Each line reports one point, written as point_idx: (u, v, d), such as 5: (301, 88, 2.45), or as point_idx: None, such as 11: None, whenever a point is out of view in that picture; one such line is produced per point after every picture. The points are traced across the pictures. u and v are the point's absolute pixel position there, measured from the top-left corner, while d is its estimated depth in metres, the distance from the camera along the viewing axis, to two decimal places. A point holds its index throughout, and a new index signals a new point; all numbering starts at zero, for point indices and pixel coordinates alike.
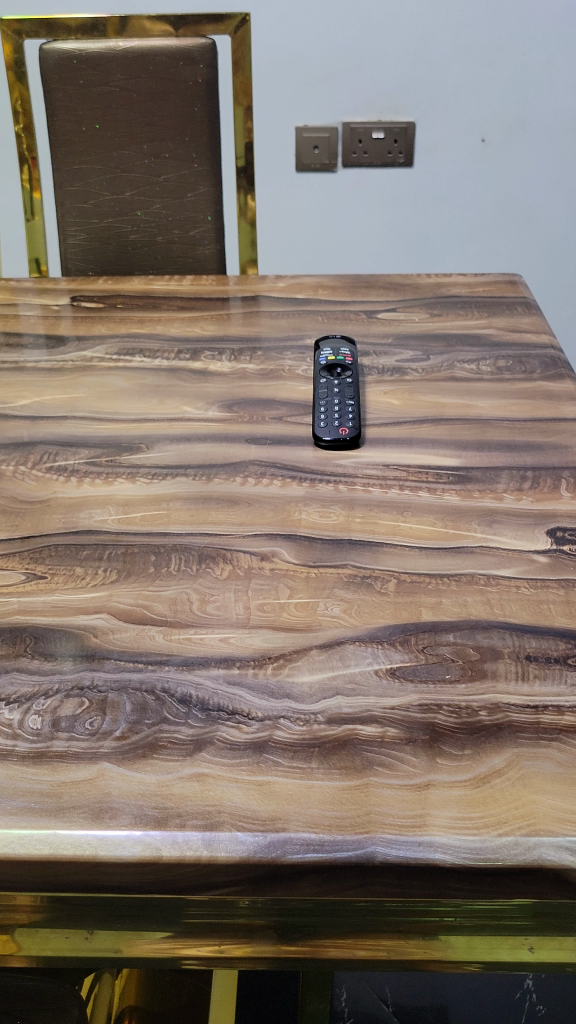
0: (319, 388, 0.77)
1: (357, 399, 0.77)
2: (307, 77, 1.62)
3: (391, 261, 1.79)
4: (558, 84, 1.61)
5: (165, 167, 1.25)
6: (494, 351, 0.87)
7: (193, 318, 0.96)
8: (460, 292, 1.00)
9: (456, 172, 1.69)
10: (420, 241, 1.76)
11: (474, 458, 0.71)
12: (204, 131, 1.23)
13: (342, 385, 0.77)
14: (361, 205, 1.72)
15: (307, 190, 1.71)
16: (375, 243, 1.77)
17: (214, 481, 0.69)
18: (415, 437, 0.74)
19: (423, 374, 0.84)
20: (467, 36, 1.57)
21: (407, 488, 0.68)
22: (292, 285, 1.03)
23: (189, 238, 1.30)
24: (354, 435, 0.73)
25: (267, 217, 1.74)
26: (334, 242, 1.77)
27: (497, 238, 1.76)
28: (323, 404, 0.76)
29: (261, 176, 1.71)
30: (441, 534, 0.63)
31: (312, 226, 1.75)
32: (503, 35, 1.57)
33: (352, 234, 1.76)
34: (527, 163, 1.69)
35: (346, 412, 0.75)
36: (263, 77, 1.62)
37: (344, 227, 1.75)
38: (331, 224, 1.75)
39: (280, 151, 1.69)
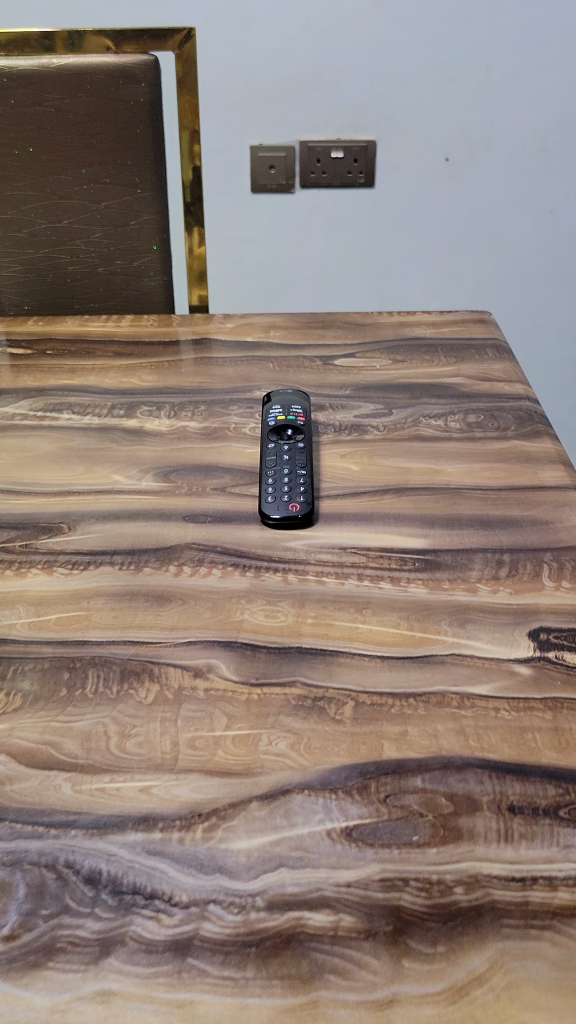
0: (266, 452, 0.68)
1: (310, 468, 0.67)
2: (261, 93, 1.53)
3: (351, 284, 1.71)
4: (524, 101, 1.53)
5: (106, 193, 1.16)
6: (463, 404, 0.79)
7: (130, 366, 0.86)
8: (424, 333, 0.92)
9: (416, 192, 1.61)
10: (381, 262, 1.69)
11: (443, 539, 0.62)
12: (147, 154, 1.14)
13: (293, 450, 0.68)
14: (319, 226, 1.64)
15: (263, 212, 1.63)
16: (331, 265, 1.69)
17: (143, 572, 0.60)
18: (375, 512, 0.65)
19: (385, 432, 0.75)
20: (429, 49, 1.49)
21: (366, 578, 0.59)
22: (242, 326, 0.94)
23: (133, 269, 1.20)
24: (306, 511, 0.64)
25: (220, 239, 1.66)
26: (288, 265, 1.69)
27: (459, 260, 1.69)
28: (270, 474, 0.66)
29: (214, 198, 1.62)
30: (406, 640, 0.54)
31: (266, 249, 1.67)
32: (467, 49, 1.49)
33: (306, 256, 1.68)
34: (492, 183, 1.61)
35: (297, 482, 0.66)
36: (215, 93, 1.53)
37: (299, 249, 1.67)
38: (288, 246, 1.67)
39: (235, 171, 1.59)
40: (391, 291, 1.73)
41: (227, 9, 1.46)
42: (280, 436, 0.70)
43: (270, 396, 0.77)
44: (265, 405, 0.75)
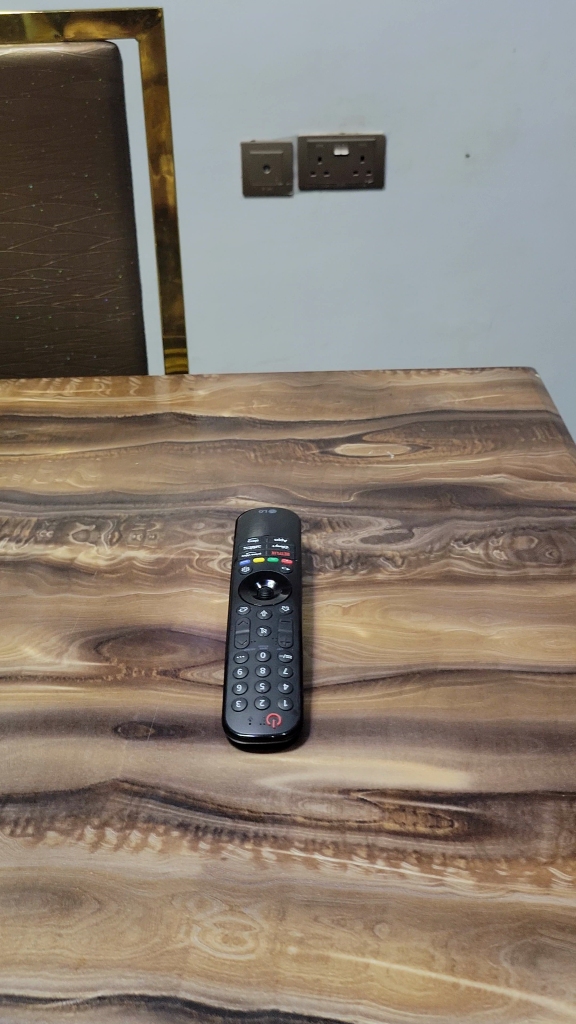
0: (236, 621, 0.49)
1: (298, 646, 0.48)
2: (246, 82, 1.26)
3: (359, 306, 1.44)
4: (559, 86, 1.26)
5: (59, 213, 0.95)
6: (508, 518, 0.58)
7: (68, 457, 0.66)
8: (451, 403, 0.71)
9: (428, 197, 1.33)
10: (391, 277, 1.42)
11: (495, 776, 0.42)
12: (109, 165, 0.93)
13: (275, 618, 0.49)
14: (317, 237, 1.37)
15: (250, 220, 1.36)
16: (336, 286, 1.42)
17: (45, 845, 0.40)
18: (393, 719, 0.45)
19: (404, 566, 0.55)
20: (447, 30, 1.22)
21: (381, 860, 0.39)
22: (217, 396, 0.74)
23: (95, 303, 1.00)
24: (292, 725, 0.44)
25: (198, 255, 1.39)
26: (286, 286, 1.42)
27: (483, 274, 1.42)
28: (241, 662, 0.47)
29: (193, 208, 1.35)
30: (445, 999, 0.34)
31: (257, 267, 1.40)
32: (493, 27, 1.22)
33: (308, 278, 1.41)
34: (519, 183, 1.34)
35: (280, 675, 0.46)
36: (194, 85, 1.26)
37: (297, 268, 1.40)
38: (280, 261, 1.40)
39: (218, 177, 1.33)
40: (408, 315, 1.45)
41: None
42: (256, 592, 0.51)
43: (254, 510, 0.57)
44: (241, 532, 0.55)
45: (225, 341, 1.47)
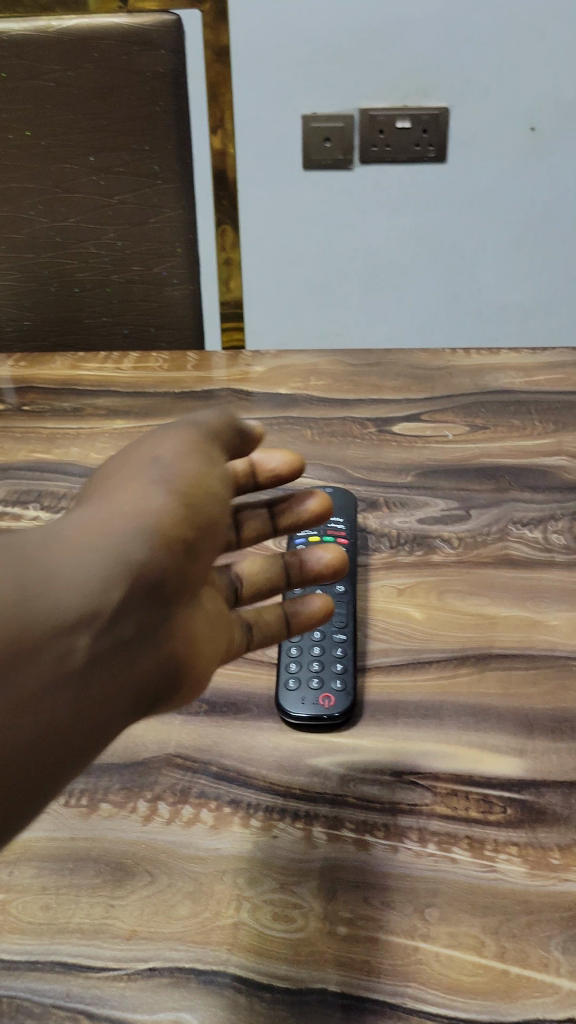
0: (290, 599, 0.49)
1: (352, 628, 0.48)
2: (304, 55, 1.19)
3: (422, 278, 1.39)
4: None
5: (119, 186, 0.95)
6: (567, 502, 0.57)
7: (125, 431, 0.67)
8: (512, 383, 0.70)
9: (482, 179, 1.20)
10: (454, 251, 1.36)
11: (549, 763, 0.42)
12: (169, 138, 0.92)
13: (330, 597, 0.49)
14: (378, 211, 1.32)
15: (309, 193, 1.31)
16: (397, 259, 1.38)
17: (100, 817, 0.40)
18: (447, 703, 0.45)
19: (460, 548, 0.54)
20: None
21: (432, 844, 0.39)
22: (274, 372, 0.73)
23: (153, 276, 1.00)
24: (344, 707, 0.44)
25: (257, 226, 1.35)
26: (346, 258, 1.38)
27: (549, 251, 1.35)
28: (295, 645, 0.47)
29: (252, 180, 1.30)
30: (494, 986, 0.34)
31: (317, 239, 1.36)
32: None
33: (368, 251, 1.37)
34: None
35: (334, 656, 0.46)
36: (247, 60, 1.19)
37: (357, 241, 1.36)
38: (340, 233, 1.35)
39: (277, 152, 1.27)
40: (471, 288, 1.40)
41: None
42: None
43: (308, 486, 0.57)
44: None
45: (284, 308, 1.44)
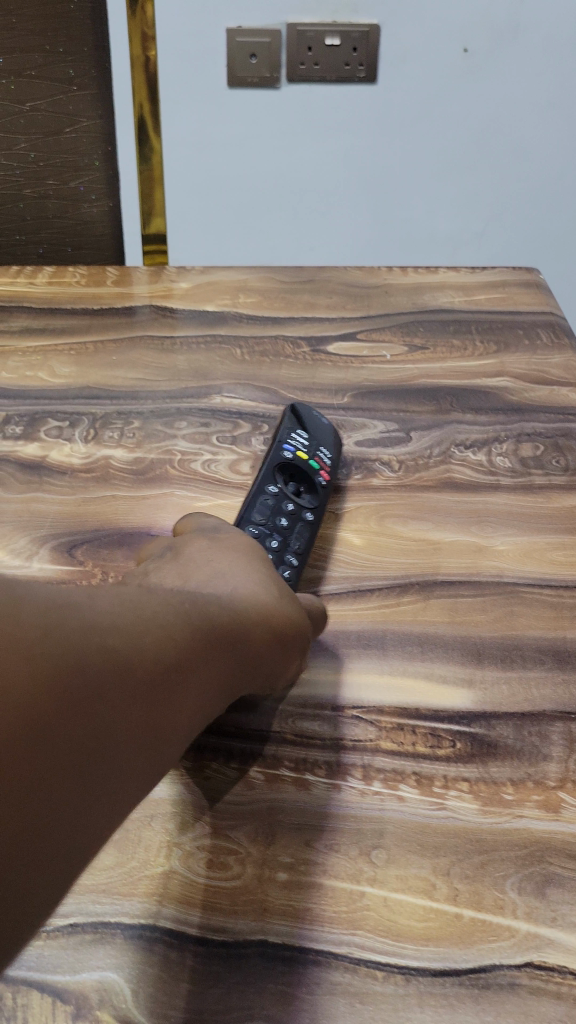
0: (261, 497, 0.46)
1: (305, 557, 0.45)
2: None
3: (350, 215, 1.15)
4: None
5: (31, 91, 0.88)
6: (512, 423, 0.54)
7: (39, 350, 0.62)
8: (450, 302, 0.67)
9: (420, 106, 1.06)
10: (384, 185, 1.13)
11: (500, 694, 0.39)
12: (87, 39, 0.86)
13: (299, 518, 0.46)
14: (288, 134, 1.08)
15: (204, 106, 1.05)
16: (320, 193, 1.13)
17: None
18: (390, 632, 0.42)
19: (401, 471, 0.51)
20: None
21: (378, 782, 0.36)
22: (200, 289, 0.69)
23: (70, 191, 0.95)
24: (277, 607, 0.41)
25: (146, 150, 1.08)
26: (257, 188, 1.12)
27: (490, 179, 1.13)
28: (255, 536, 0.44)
29: None
30: (447, 931, 0.31)
31: (220, 162, 1.10)
32: None
33: (284, 177, 1.12)
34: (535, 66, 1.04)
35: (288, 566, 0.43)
36: None
37: (270, 168, 1.11)
38: (247, 157, 1.10)
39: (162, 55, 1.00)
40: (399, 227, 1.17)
41: None
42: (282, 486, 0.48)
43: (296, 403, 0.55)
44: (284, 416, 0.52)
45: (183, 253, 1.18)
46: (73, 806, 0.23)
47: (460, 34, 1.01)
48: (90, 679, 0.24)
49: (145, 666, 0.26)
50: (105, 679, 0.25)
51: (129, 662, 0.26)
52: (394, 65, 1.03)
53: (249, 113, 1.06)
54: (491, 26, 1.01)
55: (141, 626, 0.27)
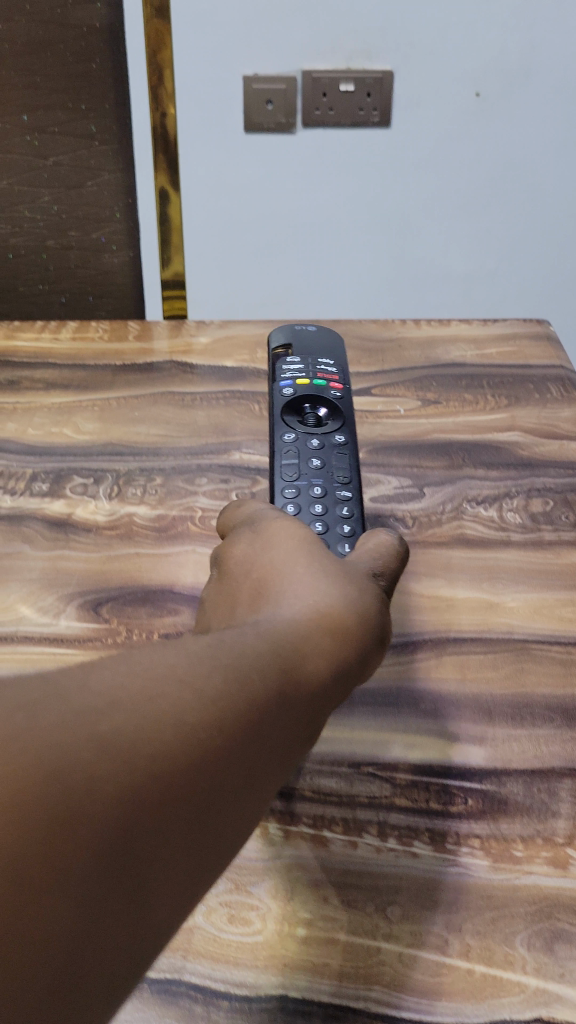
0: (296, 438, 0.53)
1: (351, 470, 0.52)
2: None
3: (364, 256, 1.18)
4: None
5: (54, 147, 0.91)
6: (522, 480, 0.56)
7: (64, 406, 0.64)
8: (462, 356, 0.68)
9: (430, 151, 1.08)
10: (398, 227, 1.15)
11: (510, 751, 0.41)
12: (108, 97, 0.89)
13: (329, 452, 0.53)
14: (303, 182, 1.11)
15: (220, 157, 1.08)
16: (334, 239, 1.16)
17: None
18: (404, 690, 0.43)
19: (415, 527, 0.53)
20: None
21: (392, 838, 0.38)
22: (219, 343, 0.71)
23: (91, 242, 0.97)
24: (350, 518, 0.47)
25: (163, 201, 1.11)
26: (272, 234, 1.15)
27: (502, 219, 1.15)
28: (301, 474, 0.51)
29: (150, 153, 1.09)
30: (460, 986, 0.33)
31: (235, 209, 1.13)
32: None
33: (298, 223, 1.14)
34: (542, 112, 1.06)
35: (334, 496, 0.49)
36: None
37: (285, 215, 1.13)
38: (262, 204, 1.13)
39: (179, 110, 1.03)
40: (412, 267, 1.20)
41: None
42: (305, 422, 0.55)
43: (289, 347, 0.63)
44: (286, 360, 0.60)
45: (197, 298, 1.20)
46: (143, 891, 0.21)
47: (472, 79, 1.03)
48: (119, 765, 0.21)
49: (199, 726, 0.23)
50: (148, 756, 0.22)
51: (165, 723, 0.23)
52: (409, 108, 1.05)
53: (265, 162, 1.09)
54: (502, 71, 1.02)
55: (172, 684, 0.24)
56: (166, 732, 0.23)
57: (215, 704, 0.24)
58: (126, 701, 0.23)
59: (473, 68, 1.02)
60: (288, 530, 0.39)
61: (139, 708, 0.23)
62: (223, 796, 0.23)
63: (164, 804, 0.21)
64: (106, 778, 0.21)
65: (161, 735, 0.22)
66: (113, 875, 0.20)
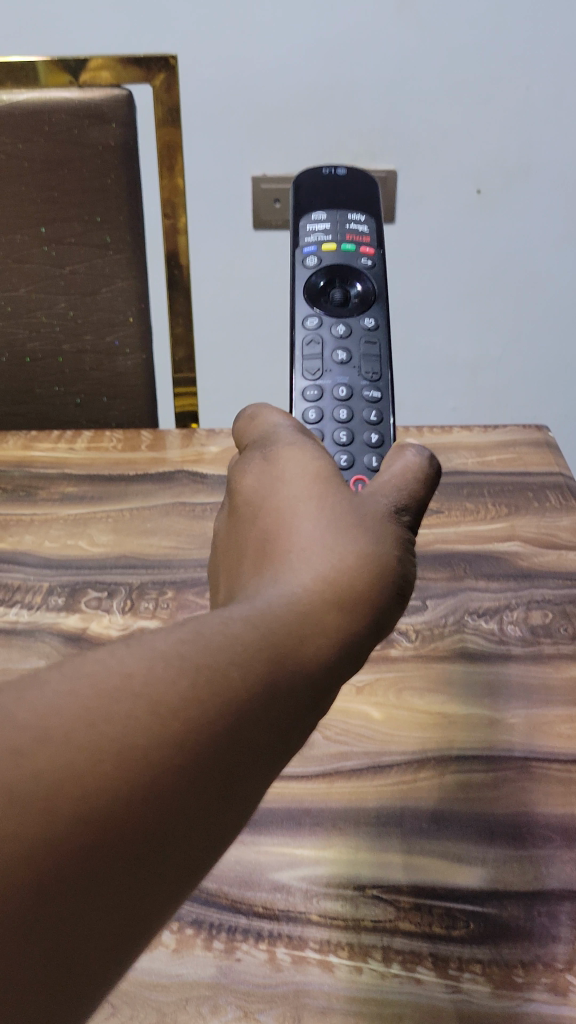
0: (320, 329, 0.60)
1: (376, 355, 0.60)
2: (259, 112, 1.30)
3: None
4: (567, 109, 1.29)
5: (70, 256, 0.95)
6: (522, 591, 0.58)
7: (80, 518, 0.66)
8: (463, 463, 0.71)
9: (444, 229, 1.41)
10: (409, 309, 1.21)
11: (511, 872, 0.42)
12: (122, 210, 0.93)
13: (356, 337, 0.60)
14: None
15: None
16: None
17: None
18: (408, 810, 0.45)
19: (418, 641, 0.54)
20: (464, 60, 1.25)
21: (396, 964, 0.39)
22: (229, 452, 0.74)
23: (106, 346, 1.01)
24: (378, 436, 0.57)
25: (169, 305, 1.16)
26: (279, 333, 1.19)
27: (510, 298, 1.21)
28: (321, 370, 0.59)
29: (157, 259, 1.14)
30: None
31: None
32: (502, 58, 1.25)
33: None
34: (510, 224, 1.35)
35: (360, 394, 0.58)
36: (214, 115, 1.30)
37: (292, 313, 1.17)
38: None
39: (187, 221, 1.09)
40: None
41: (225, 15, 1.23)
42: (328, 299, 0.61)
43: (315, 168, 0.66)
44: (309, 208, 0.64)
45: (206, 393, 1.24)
46: (117, 912, 0.22)
47: None
48: (73, 796, 0.21)
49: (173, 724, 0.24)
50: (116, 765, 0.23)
51: (133, 733, 0.23)
52: (411, 204, 1.38)
53: None
54: (500, 171, 1.35)
55: (142, 697, 0.24)
56: (136, 745, 0.23)
57: (190, 702, 0.25)
58: (84, 713, 0.23)
59: (475, 170, 1.35)
60: (300, 468, 0.40)
61: (103, 723, 0.23)
62: (197, 802, 0.24)
63: (127, 831, 0.22)
64: (63, 811, 0.21)
65: (122, 752, 0.23)
66: (77, 912, 0.21)
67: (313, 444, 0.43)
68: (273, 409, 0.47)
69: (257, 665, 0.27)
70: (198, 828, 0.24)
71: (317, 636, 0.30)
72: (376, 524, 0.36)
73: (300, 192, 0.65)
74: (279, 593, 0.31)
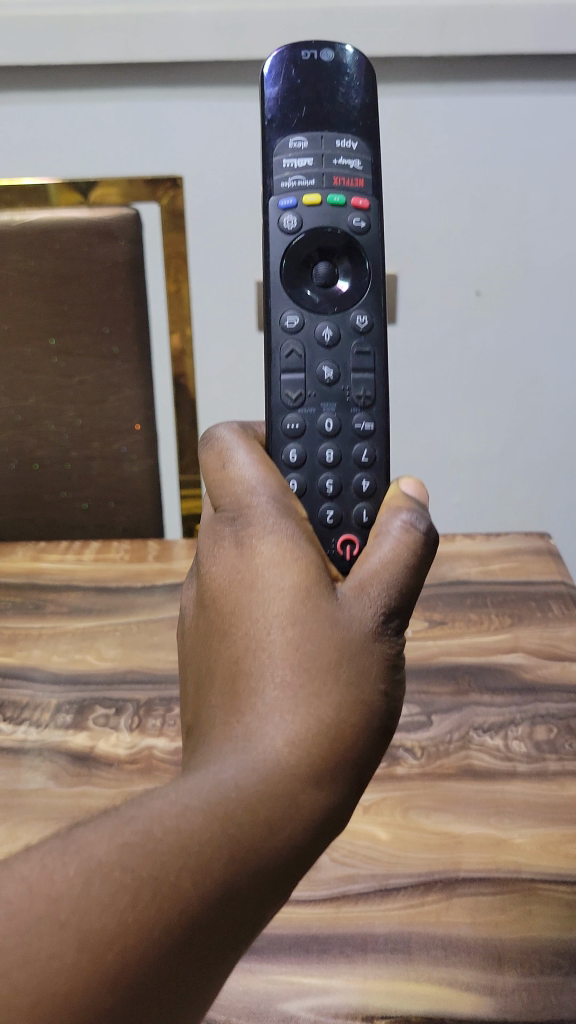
0: (301, 335, 0.52)
1: (367, 367, 0.53)
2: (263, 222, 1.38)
3: None
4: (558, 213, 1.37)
5: (79, 367, 0.97)
6: (527, 705, 0.58)
7: (88, 631, 0.67)
8: (466, 575, 0.72)
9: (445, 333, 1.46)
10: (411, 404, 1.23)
11: (520, 1002, 0.41)
12: (129, 322, 0.96)
13: (345, 342, 0.53)
14: None
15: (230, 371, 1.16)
16: None
17: None
18: (415, 935, 0.44)
19: (424, 758, 0.55)
20: (458, 171, 1.33)
21: None
22: None
23: (113, 453, 1.01)
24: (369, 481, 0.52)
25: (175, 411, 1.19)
26: None
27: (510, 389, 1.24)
28: (301, 395, 0.52)
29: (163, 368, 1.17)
30: None
31: None
32: (495, 170, 1.33)
33: None
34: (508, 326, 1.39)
35: (350, 425, 0.53)
36: (221, 225, 1.37)
37: None
38: None
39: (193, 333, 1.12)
40: None
41: (229, 134, 1.31)
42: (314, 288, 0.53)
43: (292, 62, 0.54)
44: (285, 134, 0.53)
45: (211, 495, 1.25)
46: None
47: None
48: None
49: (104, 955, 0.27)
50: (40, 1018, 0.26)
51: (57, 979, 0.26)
52: (411, 307, 1.43)
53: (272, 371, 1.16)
54: (497, 275, 1.41)
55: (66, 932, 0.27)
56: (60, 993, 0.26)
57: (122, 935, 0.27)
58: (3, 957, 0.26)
59: (473, 276, 1.41)
60: (272, 568, 0.39)
61: (20, 970, 0.26)
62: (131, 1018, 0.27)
63: None
64: None
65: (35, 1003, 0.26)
66: None
67: (291, 521, 0.41)
68: (245, 461, 0.45)
69: (194, 872, 0.29)
70: (151, 1016, 0.28)
71: (272, 819, 0.32)
72: (356, 651, 0.37)
73: (274, 106, 0.53)
74: (239, 763, 0.33)
